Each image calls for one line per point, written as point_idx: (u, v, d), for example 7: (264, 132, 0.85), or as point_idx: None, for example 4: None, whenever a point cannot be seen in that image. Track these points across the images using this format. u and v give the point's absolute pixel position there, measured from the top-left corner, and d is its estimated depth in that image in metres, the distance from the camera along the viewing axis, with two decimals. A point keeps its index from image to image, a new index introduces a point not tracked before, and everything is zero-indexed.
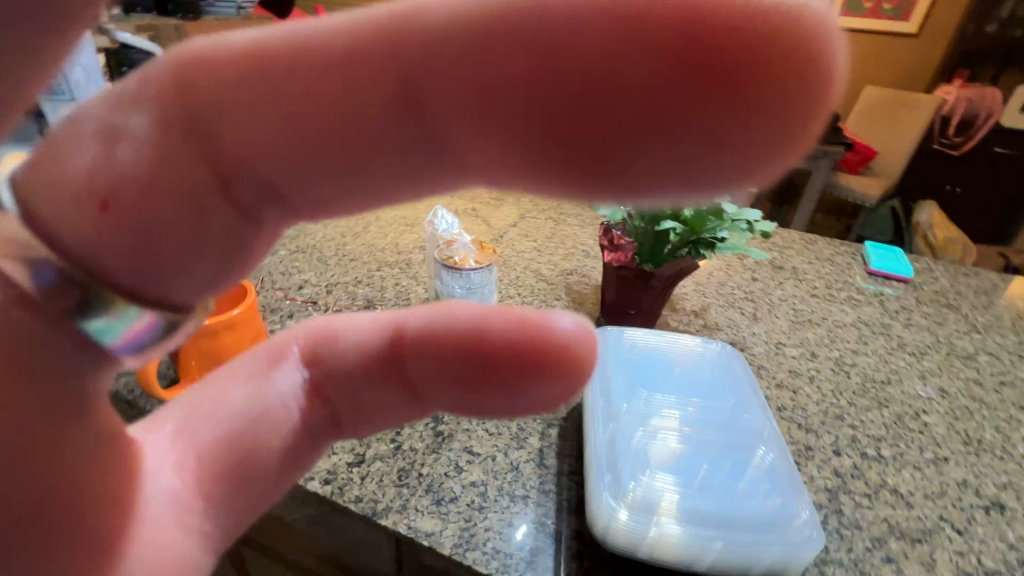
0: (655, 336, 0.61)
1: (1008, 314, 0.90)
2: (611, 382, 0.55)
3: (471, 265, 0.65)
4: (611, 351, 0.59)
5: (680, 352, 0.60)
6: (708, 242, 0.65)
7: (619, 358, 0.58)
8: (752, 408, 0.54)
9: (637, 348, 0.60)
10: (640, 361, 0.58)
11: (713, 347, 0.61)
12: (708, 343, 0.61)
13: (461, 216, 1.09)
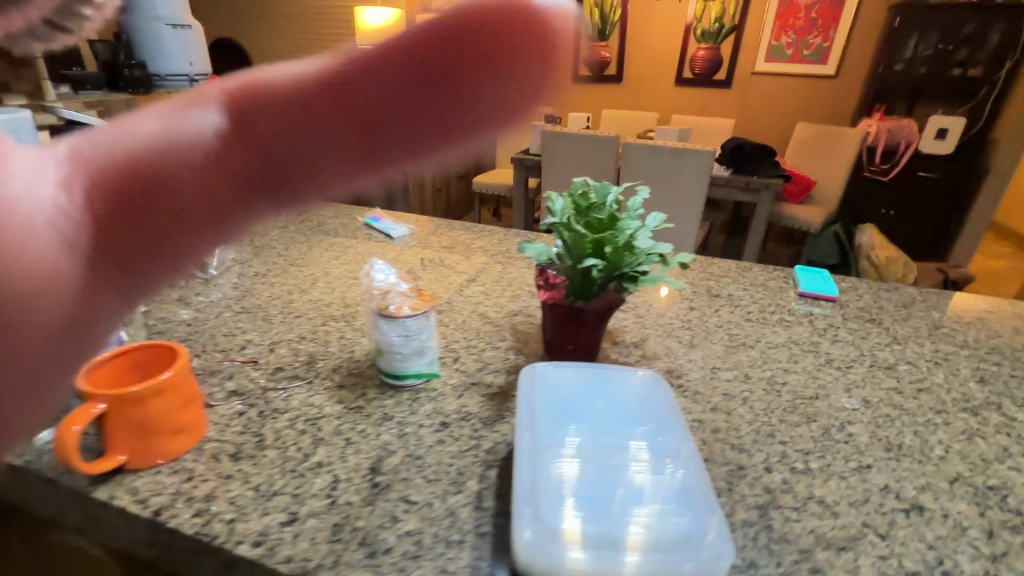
0: (578, 371, 0.64)
1: (925, 323, 0.97)
2: (535, 417, 0.57)
3: (406, 313, 0.67)
4: (536, 389, 0.61)
5: (603, 384, 0.63)
6: (630, 276, 0.69)
7: (544, 394, 0.61)
8: (672, 430, 0.57)
9: (564, 382, 0.63)
10: (565, 397, 0.61)
11: (635, 376, 0.65)
12: (630, 373, 0.65)
13: (411, 267, 1.12)
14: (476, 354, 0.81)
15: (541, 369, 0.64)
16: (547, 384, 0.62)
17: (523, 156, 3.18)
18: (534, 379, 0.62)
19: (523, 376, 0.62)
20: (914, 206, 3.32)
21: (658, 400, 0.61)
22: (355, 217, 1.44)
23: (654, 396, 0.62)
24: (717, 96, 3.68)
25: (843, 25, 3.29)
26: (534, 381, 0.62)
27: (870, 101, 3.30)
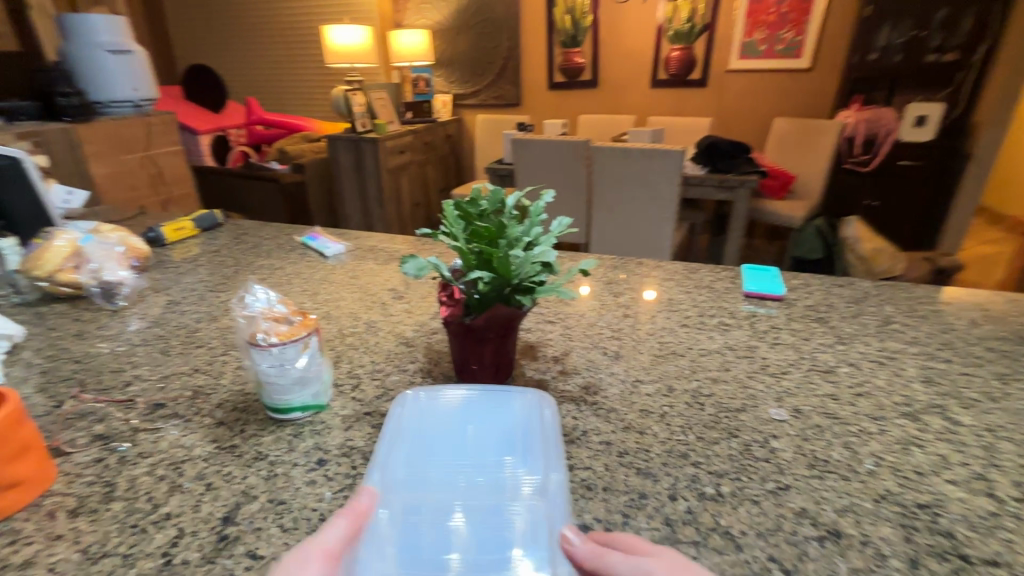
0: (454, 397, 0.64)
1: (876, 320, 0.90)
2: (393, 452, 0.57)
3: (279, 339, 0.61)
4: (405, 420, 0.61)
5: (478, 409, 0.62)
6: (526, 286, 0.62)
7: (412, 425, 0.60)
8: (537, 462, 0.56)
9: (437, 413, 0.62)
10: (436, 425, 0.61)
11: (516, 398, 0.63)
12: (511, 395, 0.63)
13: (336, 287, 1.06)
14: (379, 380, 0.75)
15: (415, 397, 0.64)
16: (418, 413, 0.62)
17: (496, 165, 3.14)
18: (404, 410, 0.62)
19: (394, 407, 0.62)
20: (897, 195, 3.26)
21: (534, 425, 0.60)
22: (296, 237, 1.39)
23: (531, 422, 0.61)
24: (692, 96, 3.63)
25: (814, 18, 3.24)
26: (405, 412, 0.62)
27: (846, 92, 3.25)
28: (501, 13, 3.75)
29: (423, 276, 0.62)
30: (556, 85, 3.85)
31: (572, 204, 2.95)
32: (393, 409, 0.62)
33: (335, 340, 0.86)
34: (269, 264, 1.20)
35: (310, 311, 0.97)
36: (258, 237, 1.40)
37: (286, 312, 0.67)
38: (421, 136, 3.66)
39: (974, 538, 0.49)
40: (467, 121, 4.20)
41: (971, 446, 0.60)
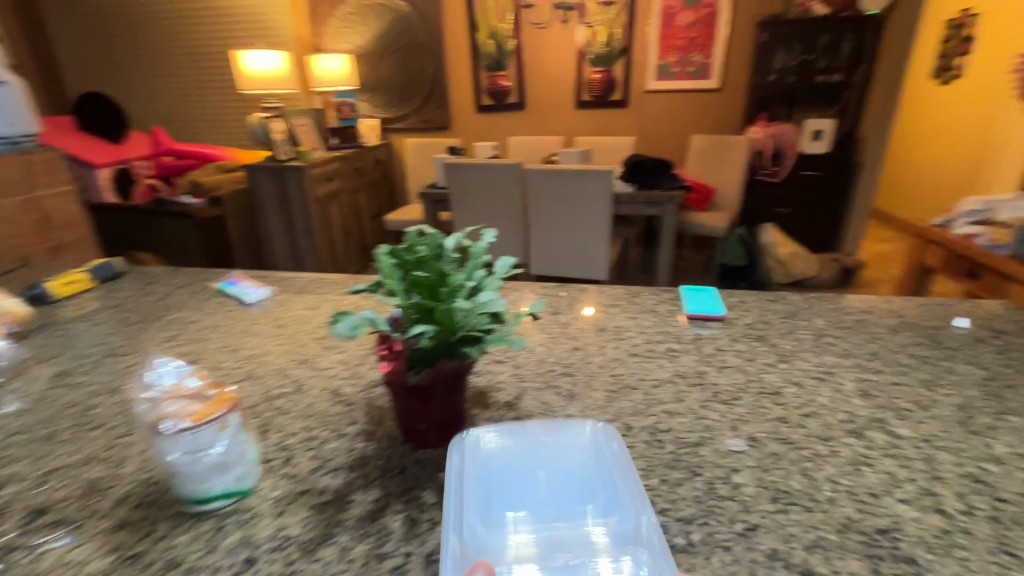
0: (515, 439, 0.60)
1: (810, 334, 0.94)
2: (465, 505, 0.52)
3: (193, 423, 0.52)
4: (467, 467, 0.56)
5: (543, 454, 0.59)
6: (476, 337, 0.58)
7: (477, 473, 0.56)
8: (621, 501, 0.53)
9: (499, 460, 0.58)
10: (503, 474, 0.57)
11: (584, 437, 0.61)
12: (578, 434, 0.61)
13: (263, 340, 0.96)
14: (315, 450, 0.67)
15: (471, 441, 0.59)
16: (480, 460, 0.57)
17: (430, 190, 3.08)
18: (465, 456, 0.57)
19: (453, 453, 0.57)
20: (805, 203, 3.52)
21: (604, 463, 0.58)
22: (212, 284, 1.26)
23: (605, 460, 0.58)
24: (615, 116, 3.78)
25: (719, 42, 3.48)
26: (465, 458, 0.57)
27: (752, 111, 3.50)
28: (424, 38, 3.74)
29: (358, 334, 0.56)
30: (485, 107, 3.88)
31: (509, 226, 2.94)
32: (453, 455, 0.57)
33: (261, 405, 0.77)
34: (181, 317, 1.08)
35: (231, 371, 0.87)
36: (168, 285, 1.26)
37: (199, 386, 0.58)
38: (350, 162, 3.54)
39: (934, 561, 0.49)
40: (397, 146, 4.12)
41: (914, 460, 0.62)
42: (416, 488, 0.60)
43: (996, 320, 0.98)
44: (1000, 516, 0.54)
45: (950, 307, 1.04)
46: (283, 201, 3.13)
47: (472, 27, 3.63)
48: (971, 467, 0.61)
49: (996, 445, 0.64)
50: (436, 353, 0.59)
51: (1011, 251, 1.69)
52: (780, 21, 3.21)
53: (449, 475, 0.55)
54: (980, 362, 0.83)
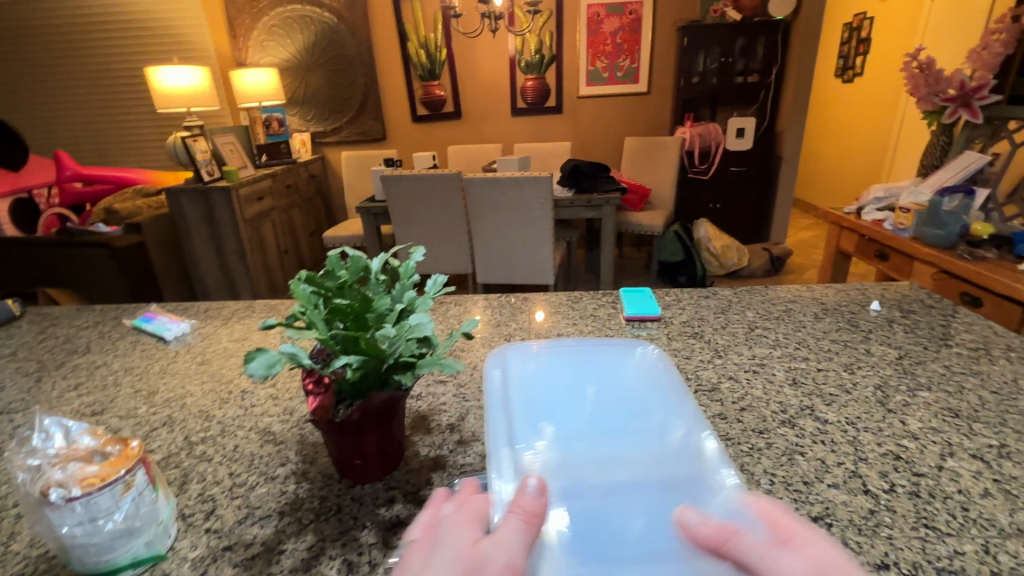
0: (562, 357, 0.68)
1: (741, 328, 0.97)
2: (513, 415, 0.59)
3: (92, 487, 0.47)
4: (513, 380, 0.65)
5: (588, 367, 0.67)
6: (406, 362, 0.56)
7: (522, 383, 0.64)
8: (671, 410, 0.60)
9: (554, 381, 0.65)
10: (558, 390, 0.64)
11: (635, 361, 0.68)
12: (629, 358, 0.68)
13: (182, 380, 0.89)
14: (240, 498, 0.62)
15: (514, 356, 0.68)
16: (525, 373, 0.66)
17: (368, 204, 3.00)
18: (509, 369, 0.66)
19: (496, 365, 0.66)
20: (734, 198, 3.70)
21: (655, 377, 0.66)
22: (124, 321, 1.15)
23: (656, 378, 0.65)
24: (551, 122, 3.83)
25: (644, 48, 3.61)
26: (509, 371, 0.66)
27: (680, 112, 3.65)
28: (353, 49, 3.64)
29: (275, 373, 0.51)
30: (421, 118, 3.82)
31: (453, 236, 2.91)
32: (496, 369, 0.66)
33: (180, 454, 0.70)
34: (87, 362, 0.98)
35: (145, 418, 0.79)
36: (72, 327, 1.14)
37: (96, 445, 0.52)
38: (281, 179, 3.38)
39: (863, 543, 0.51)
40: (331, 159, 3.99)
41: (842, 443, 0.65)
42: (354, 528, 0.57)
43: (905, 300, 1.05)
44: (918, 491, 0.57)
45: (864, 291, 1.11)
46: (210, 224, 2.95)
47: (401, 37, 3.57)
48: (891, 446, 0.64)
49: (911, 421, 0.68)
50: (366, 384, 0.56)
51: (914, 232, 1.85)
52: (699, 26, 3.37)
53: (494, 389, 0.63)
54: (893, 342, 0.88)
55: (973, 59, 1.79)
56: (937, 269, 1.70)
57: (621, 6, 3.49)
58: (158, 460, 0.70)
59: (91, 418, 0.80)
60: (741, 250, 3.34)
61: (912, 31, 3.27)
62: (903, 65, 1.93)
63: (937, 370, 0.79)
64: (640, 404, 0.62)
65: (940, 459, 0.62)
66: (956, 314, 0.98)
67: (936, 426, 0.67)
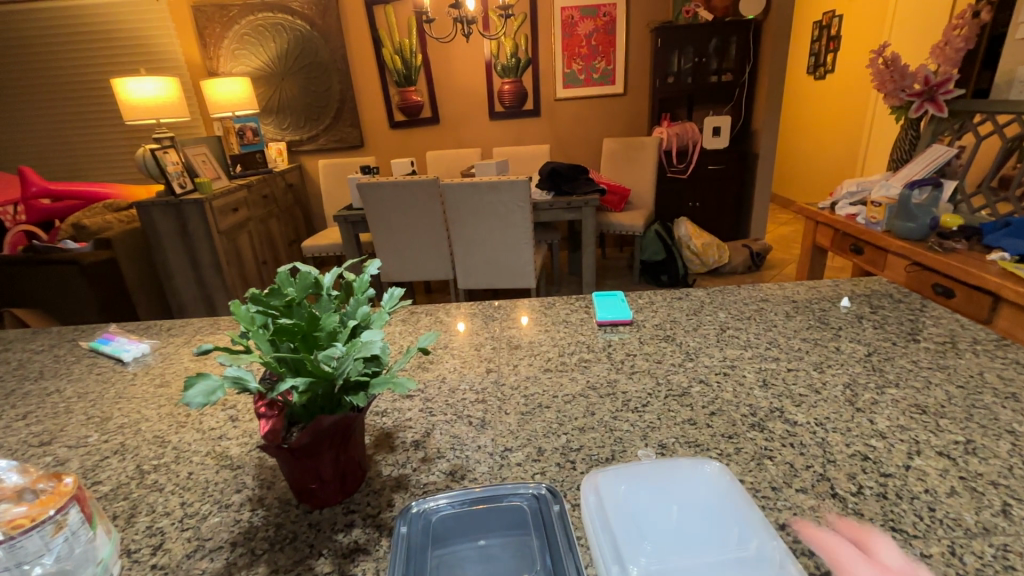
0: (648, 471, 0.58)
1: (713, 329, 0.96)
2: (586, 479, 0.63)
3: (21, 525, 0.44)
4: (608, 509, 0.54)
5: (677, 482, 0.57)
6: (359, 383, 0.54)
7: (618, 514, 0.53)
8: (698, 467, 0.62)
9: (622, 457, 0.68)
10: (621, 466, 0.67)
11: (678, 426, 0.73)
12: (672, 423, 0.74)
13: (139, 404, 0.86)
14: (191, 530, 0.59)
15: (606, 478, 0.57)
16: (618, 500, 0.55)
17: (346, 212, 2.96)
18: (601, 497, 0.55)
19: (587, 491, 0.56)
20: (712, 196, 3.73)
21: (727, 497, 0.55)
22: (81, 342, 1.11)
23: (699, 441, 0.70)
24: (529, 125, 3.83)
25: (619, 49, 3.62)
26: (601, 498, 0.55)
27: (656, 112, 3.68)
28: (327, 56, 3.60)
29: (217, 400, 0.49)
30: (398, 124, 3.79)
31: (432, 242, 2.89)
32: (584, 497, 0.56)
33: (130, 485, 0.67)
34: (39, 388, 0.93)
35: (96, 447, 0.76)
36: (26, 351, 1.10)
37: (26, 483, 0.49)
38: (257, 189, 3.32)
39: (830, 550, 0.50)
40: (308, 168, 3.93)
41: (811, 445, 0.64)
42: (310, 557, 0.54)
43: (874, 295, 1.05)
44: (885, 492, 0.56)
45: (835, 287, 1.11)
46: (183, 237, 2.88)
47: (376, 43, 3.54)
48: (859, 446, 0.63)
49: (878, 420, 0.68)
50: (318, 406, 0.54)
51: (887, 226, 1.87)
52: (672, 27, 3.39)
53: (589, 518, 0.53)
54: (862, 339, 0.88)
55: (937, 54, 1.82)
56: (909, 261, 1.72)
57: (595, 8, 3.50)
58: (106, 492, 0.66)
59: (38, 449, 0.76)
60: (721, 248, 3.36)
61: (879, 28, 3.33)
62: (870, 61, 1.96)
63: (905, 365, 0.79)
64: (731, 529, 0.51)
65: (907, 458, 0.61)
66: (924, 308, 0.99)
67: (903, 424, 0.67)
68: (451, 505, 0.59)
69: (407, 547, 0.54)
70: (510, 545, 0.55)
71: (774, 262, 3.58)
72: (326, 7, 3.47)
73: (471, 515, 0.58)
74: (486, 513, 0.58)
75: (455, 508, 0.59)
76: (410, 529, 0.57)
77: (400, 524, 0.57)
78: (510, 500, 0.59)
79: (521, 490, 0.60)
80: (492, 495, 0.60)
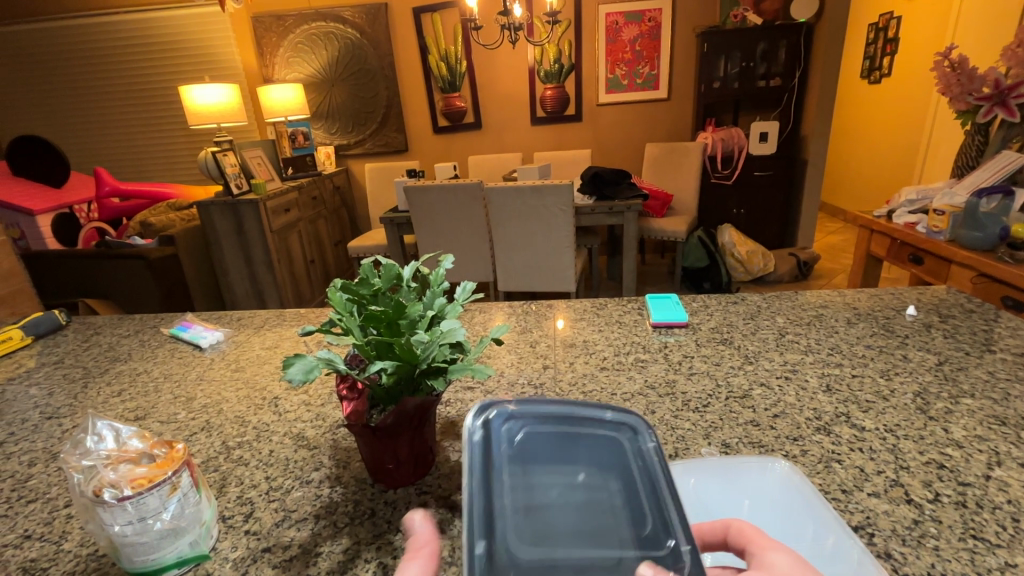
0: (716, 468, 0.59)
1: (772, 333, 0.96)
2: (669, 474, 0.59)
3: (145, 485, 0.49)
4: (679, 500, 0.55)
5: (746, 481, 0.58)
6: (437, 369, 0.57)
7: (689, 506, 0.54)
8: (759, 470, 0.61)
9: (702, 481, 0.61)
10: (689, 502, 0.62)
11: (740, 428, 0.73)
12: None
13: (220, 386, 0.92)
14: (278, 501, 0.63)
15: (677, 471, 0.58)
16: (691, 494, 0.56)
17: (392, 214, 3.04)
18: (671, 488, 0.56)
19: None
20: (758, 203, 3.62)
21: (799, 494, 0.56)
22: (162, 329, 1.20)
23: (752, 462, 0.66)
24: (570, 130, 3.84)
25: (664, 54, 3.60)
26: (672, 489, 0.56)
27: (701, 118, 3.63)
28: (376, 63, 3.72)
29: (313, 378, 0.53)
30: (442, 129, 3.87)
31: (475, 244, 2.93)
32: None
33: (219, 458, 0.72)
34: (129, 368, 1.02)
35: (185, 423, 0.82)
36: (114, 335, 1.19)
37: (146, 448, 0.55)
38: (307, 191, 3.46)
39: (908, 554, 0.50)
40: (355, 171, 4.07)
41: (881, 451, 0.63)
42: (388, 531, 0.57)
43: (944, 304, 1.02)
44: (965, 501, 0.55)
45: (899, 295, 1.08)
46: (239, 236, 3.03)
47: (422, 49, 3.63)
48: (934, 454, 0.62)
49: (954, 430, 0.66)
50: (401, 389, 0.57)
51: (950, 236, 1.79)
52: (719, 32, 3.34)
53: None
54: (931, 348, 0.86)
55: (1008, 56, 1.73)
56: (976, 272, 1.64)
57: (640, 14, 3.50)
58: (199, 464, 0.72)
59: (135, 422, 0.83)
60: (768, 257, 3.27)
61: (942, 30, 3.19)
62: (934, 64, 1.88)
63: (980, 376, 0.77)
64: (807, 524, 0.52)
65: (986, 468, 0.59)
66: (997, 318, 0.95)
67: (981, 434, 0.65)
68: (537, 422, 0.45)
69: (486, 459, 0.41)
70: (610, 494, 0.42)
71: (823, 272, 3.46)
72: (376, 16, 3.60)
73: (556, 437, 0.45)
74: (575, 444, 0.45)
75: (541, 422, 0.45)
76: (486, 458, 0.41)
77: (476, 424, 0.43)
78: (605, 433, 0.46)
79: (616, 417, 0.47)
80: (573, 410, 0.47)
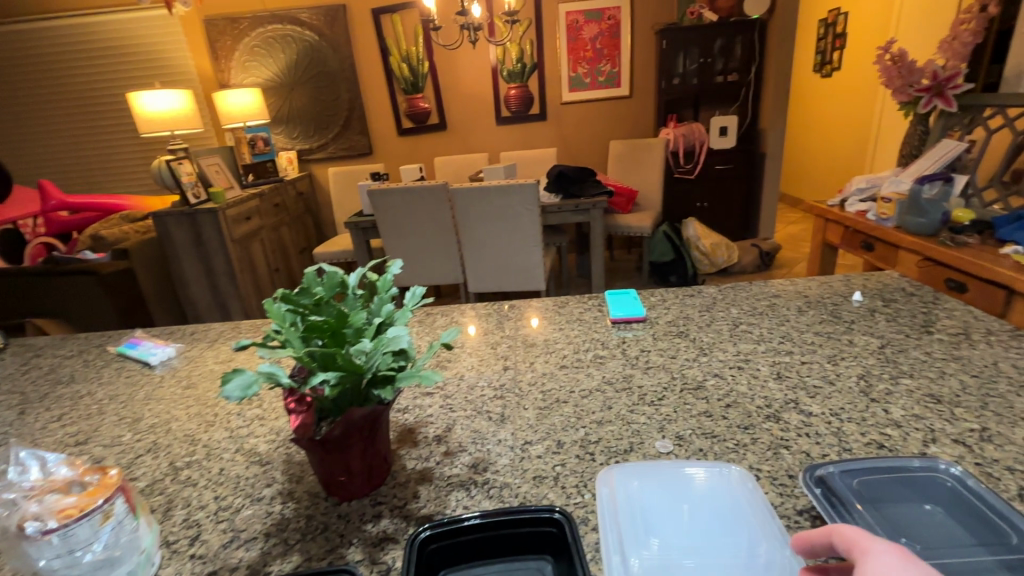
0: (662, 473, 0.59)
1: (727, 324, 0.98)
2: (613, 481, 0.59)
3: (70, 517, 0.46)
4: (619, 503, 0.56)
5: (689, 487, 0.58)
6: (385, 377, 0.55)
7: (628, 508, 0.55)
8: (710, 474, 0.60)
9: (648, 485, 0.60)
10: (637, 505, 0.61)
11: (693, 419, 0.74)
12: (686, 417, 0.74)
13: (170, 404, 0.89)
14: (227, 521, 0.61)
15: (620, 476, 0.59)
16: (634, 500, 0.56)
17: (357, 219, 2.99)
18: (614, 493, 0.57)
19: (601, 488, 0.58)
20: (720, 197, 3.70)
21: (738, 498, 0.56)
22: (109, 348, 1.15)
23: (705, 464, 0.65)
24: (535, 129, 3.85)
25: (624, 52, 3.64)
26: (616, 496, 0.57)
27: (663, 114, 3.68)
28: (335, 65, 3.65)
29: (253, 394, 0.51)
30: (406, 130, 3.83)
31: (443, 246, 2.90)
32: (599, 493, 0.58)
33: (165, 481, 0.70)
34: (71, 391, 0.97)
35: (130, 446, 0.79)
36: (56, 357, 1.13)
37: (75, 475, 0.52)
38: (269, 198, 3.37)
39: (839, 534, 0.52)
40: (319, 176, 3.98)
41: (826, 434, 0.65)
42: (341, 545, 0.56)
43: (887, 289, 1.06)
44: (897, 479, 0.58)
45: (847, 282, 1.12)
46: (197, 246, 2.93)
47: (383, 51, 3.59)
48: (875, 435, 0.64)
49: (894, 410, 0.69)
50: (349, 399, 0.56)
51: (897, 222, 1.86)
52: (677, 29, 3.40)
53: (601, 511, 0.55)
54: (875, 331, 0.89)
55: (944, 48, 1.81)
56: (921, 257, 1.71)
57: (599, 12, 3.53)
58: (143, 488, 0.69)
59: (75, 449, 0.79)
60: (732, 249, 3.36)
61: (885, 25, 3.33)
62: (877, 58, 1.95)
63: (918, 357, 0.80)
64: (742, 525, 0.53)
65: (922, 446, 0.62)
66: (936, 300, 0.99)
67: (919, 413, 0.67)
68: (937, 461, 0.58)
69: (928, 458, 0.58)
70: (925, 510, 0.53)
71: (784, 262, 3.57)
72: (334, 18, 3.53)
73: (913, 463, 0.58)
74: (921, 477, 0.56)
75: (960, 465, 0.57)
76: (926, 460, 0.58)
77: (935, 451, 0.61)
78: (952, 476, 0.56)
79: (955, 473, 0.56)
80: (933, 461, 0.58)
